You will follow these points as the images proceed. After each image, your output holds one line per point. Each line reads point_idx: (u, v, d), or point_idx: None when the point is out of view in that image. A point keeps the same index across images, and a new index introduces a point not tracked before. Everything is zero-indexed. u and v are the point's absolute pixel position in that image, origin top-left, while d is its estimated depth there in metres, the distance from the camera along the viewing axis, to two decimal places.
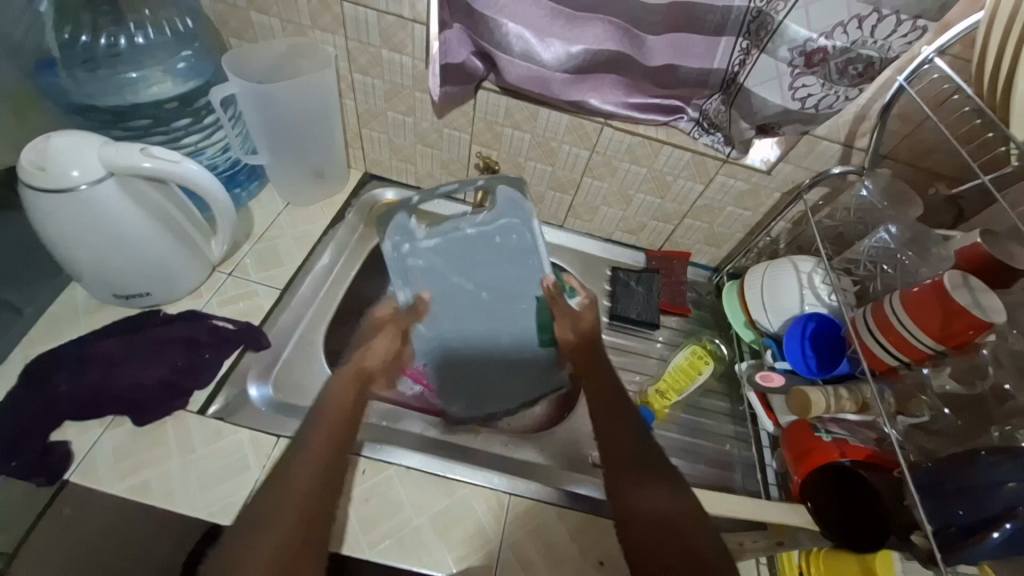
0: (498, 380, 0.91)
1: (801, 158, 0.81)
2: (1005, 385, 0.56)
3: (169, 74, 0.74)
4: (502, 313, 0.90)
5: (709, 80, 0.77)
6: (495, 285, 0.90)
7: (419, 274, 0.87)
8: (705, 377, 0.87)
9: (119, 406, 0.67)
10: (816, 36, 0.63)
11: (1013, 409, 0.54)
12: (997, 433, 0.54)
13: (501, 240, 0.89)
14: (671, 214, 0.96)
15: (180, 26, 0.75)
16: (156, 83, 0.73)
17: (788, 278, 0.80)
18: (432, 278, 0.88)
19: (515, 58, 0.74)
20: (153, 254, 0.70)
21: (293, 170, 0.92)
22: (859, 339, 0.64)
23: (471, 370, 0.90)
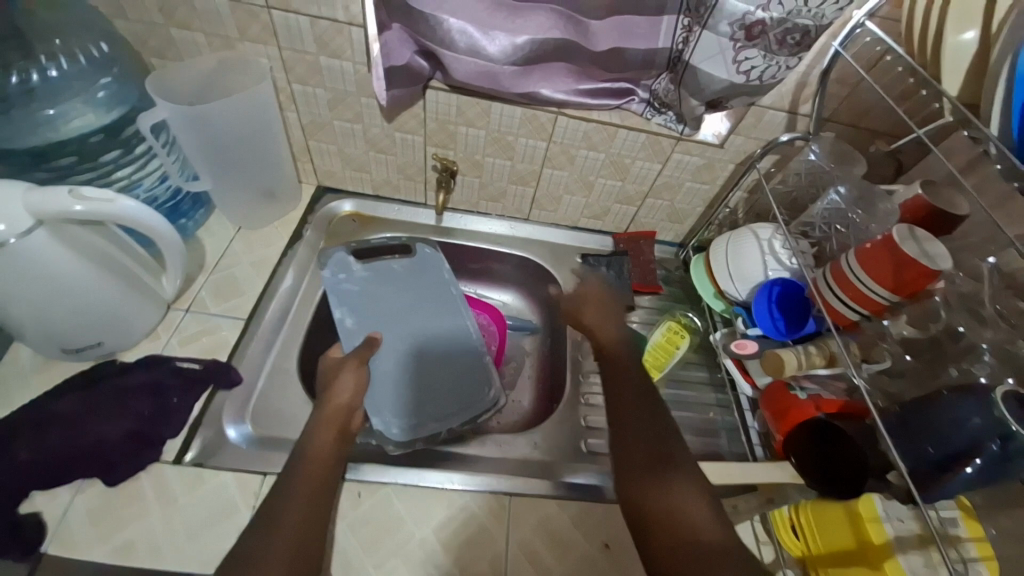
0: (446, 394, 0.86)
1: (750, 129, 0.84)
2: (959, 326, 0.59)
3: (90, 105, 0.68)
4: (434, 326, 0.91)
5: (656, 59, 0.77)
6: (424, 299, 0.92)
7: (353, 294, 0.89)
8: (683, 351, 0.89)
9: (84, 469, 0.62)
10: (752, 10, 0.64)
11: (967, 346, 0.58)
12: (954, 370, 0.57)
13: (424, 265, 0.96)
14: (633, 196, 0.97)
15: (93, 52, 0.70)
16: (76, 116, 0.67)
17: (749, 248, 0.82)
18: (367, 299, 0.90)
19: (460, 54, 0.72)
20: (101, 301, 0.65)
21: (242, 192, 0.87)
22: (821, 297, 0.66)
23: (418, 389, 0.85)
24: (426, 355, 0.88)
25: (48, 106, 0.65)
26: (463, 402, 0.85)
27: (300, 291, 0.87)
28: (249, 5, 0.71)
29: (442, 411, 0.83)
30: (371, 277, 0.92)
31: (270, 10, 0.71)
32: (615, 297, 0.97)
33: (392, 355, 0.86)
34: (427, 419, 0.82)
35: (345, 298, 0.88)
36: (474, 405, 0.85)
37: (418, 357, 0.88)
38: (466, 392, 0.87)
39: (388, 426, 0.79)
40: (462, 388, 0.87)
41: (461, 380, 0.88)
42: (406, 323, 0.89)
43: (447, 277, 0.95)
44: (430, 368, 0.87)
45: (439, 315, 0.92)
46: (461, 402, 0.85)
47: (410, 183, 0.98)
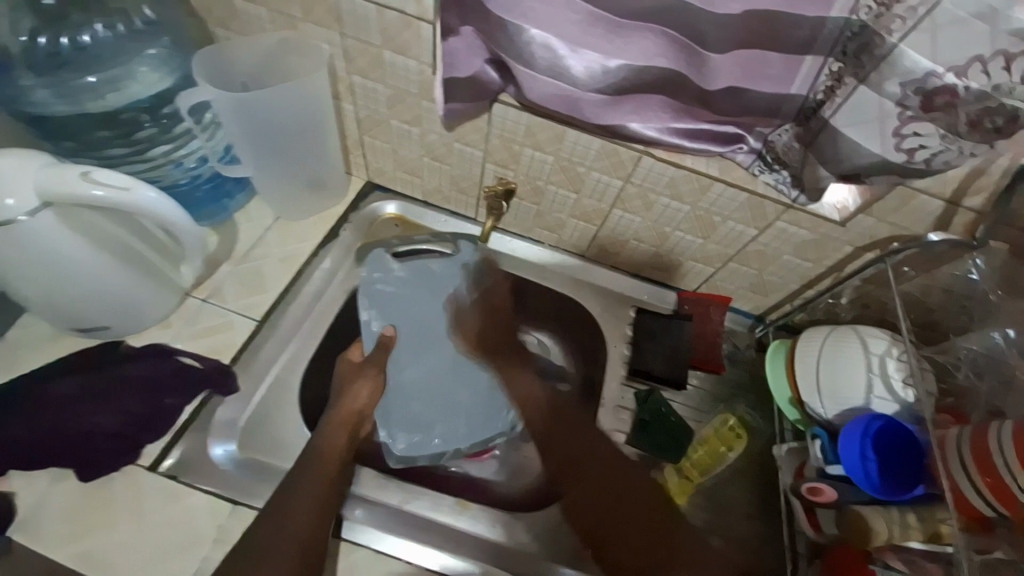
0: (463, 416, 0.80)
1: (887, 212, 0.65)
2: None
3: (138, 78, 0.65)
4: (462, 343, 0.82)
5: (782, 108, 0.61)
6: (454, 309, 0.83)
7: (388, 300, 0.81)
8: (734, 454, 0.79)
9: (68, 458, 0.62)
10: (942, 71, 0.49)
11: None
12: None
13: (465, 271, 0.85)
14: (714, 257, 0.81)
15: (139, 18, 0.65)
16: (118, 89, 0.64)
17: (853, 357, 0.66)
18: (401, 304, 0.82)
19: (539, 73, 0.59)
20: (111, 288, 0.63)
21: (284, 181, 0.81)
22: (947, 474, 0.52)
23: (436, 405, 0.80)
24: (449, 371, 0.81)
25: (91, 74, 0.63)
26: (473, 428, 0.79)
27: (324, 296, 0.80)
28: None
29: (451, 433, 0.78)
30: (407, 278, 0.83)
31: None
32: (665, 369, 0.83)
33: (415, 365, 0.80)
34: (431, 438, 0.78)
35: (376, 299, 0.81)
36: (487, 433, 0.79)
37: (440, 373, 0.81)
38: (481, 413, 0.80)
39: (394, 441, 0.76)
40: (478, 408, 0.80)
41: (476, 406, 0.80)
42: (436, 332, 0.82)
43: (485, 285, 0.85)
44: (448, 389, 0.80)
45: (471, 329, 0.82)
46: (472, 424, 0.79)
47: (461, 197, 0.88)
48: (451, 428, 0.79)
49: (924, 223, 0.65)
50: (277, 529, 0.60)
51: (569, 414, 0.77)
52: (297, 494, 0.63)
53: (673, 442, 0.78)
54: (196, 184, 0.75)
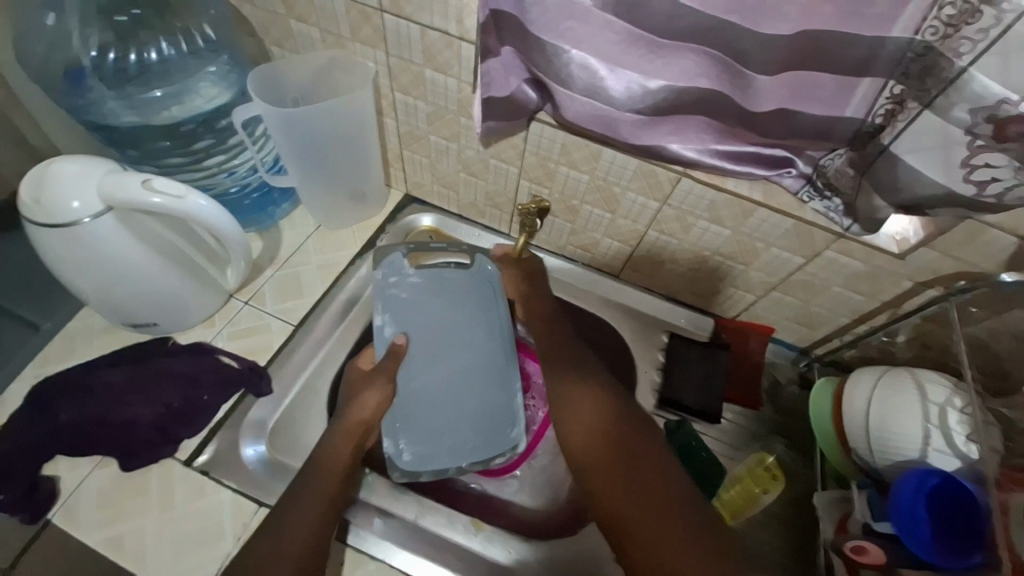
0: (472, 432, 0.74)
1: (952, 246, 0.60)
2: None
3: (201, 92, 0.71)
4: (477, 354, 0.78)
5: (836, 130, 0.57)
6: (469, 318, 0.79)
7: (400, 307, 0.77)
8: (769, 497, 0.73)
9: (110, 446, 0.66)
10: (1017, 98, 0.45)
11: None
12: None
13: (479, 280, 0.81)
14: (755, 284, 0.77)
15: (200, 37, 0.71)
16: (177, 102, 0.69)
17: (907, 404, 0.60)
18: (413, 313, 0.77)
19: (575, 93, 0.59)
20: (161, 287, 0.67)
21: (328, 192, 0.84)
22: (1009, 547, 0.46)
23: (444, 418, 0.73)
24: (459, 382, 0.76)
25: (157, 87, 0.69)
26: (481, 443, 0.74)
27: (356, 304, 0.82)
28: (363, 5, 0.65)
29: (457, 447, 0.73)
30: (421, 285, 0.80)
31: (382, 13, 0.64)
32: (699, 401, 0.80)
33: (427, 373, 0.75)
34: (437, 451, 0.72)
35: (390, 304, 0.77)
36: (493, 448, 0.74)
37: (448, 384, 0.75)
38: (489, 428, 0.74)
39: (400, 453, 0.70)
40: (486, 423, 0.75)
41: (485, 421, 0.75)
42: (450, 340, 0.77)
43: (498, 296, 0.81)
44: (459, 399, 0.75)
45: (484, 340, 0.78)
46: (479, 440, 0.73)
47: (495, 212, 0.88)
48: (457, 443, 0.73)
49: (996, 260, 0.59)
50: (277, 538, 0.56)
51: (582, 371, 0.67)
52: (300, 502, 0.60)
53: (703, 480, 0.73)
54: (245, 192, 0.80)
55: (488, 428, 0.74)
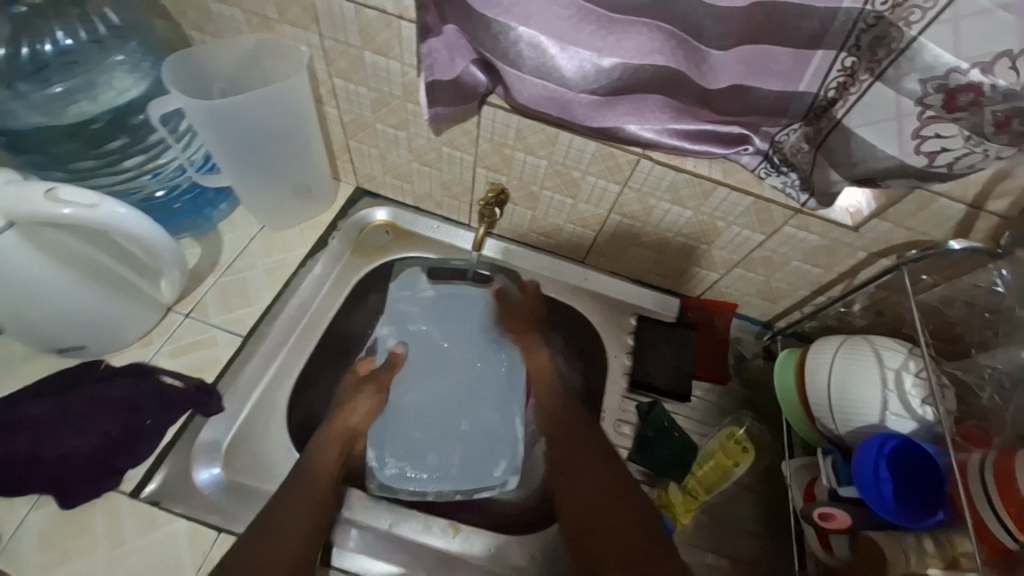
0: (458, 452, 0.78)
1: (904, 215, 0.61)
2: None
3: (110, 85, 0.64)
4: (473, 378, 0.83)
5: (790, 106, 0.56)
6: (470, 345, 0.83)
7: (409, 323, 0.83)
8: (740, 470, 0.74)
9: (45, 483, 0.60)
10: (966, 67, 0.44)
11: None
12: None
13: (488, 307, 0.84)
14: (718, 262, 0.77)
15: (101, 24, 0.62)
16: (85, 97, 0.62)
17: (865, 371, 0.62)
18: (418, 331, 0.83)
19: (526, 75, 0.56)
20: (84, 305, 0.61)
21: (270, 190, 0.78)
22: (968, 503, 0.48)
23: (434, 436, 0.78)
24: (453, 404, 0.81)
25: (57, 83, 0.61)
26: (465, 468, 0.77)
27: (311, 307, 0.78)
28: None
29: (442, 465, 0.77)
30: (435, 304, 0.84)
31: None
32: (668, 381, 0.80)
33: (421, 393, 0.80)
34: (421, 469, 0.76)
35: (398, 318, 0.83)
36: (479, 467, 0.77)
37: (442, 403, 0.81)
38: (475, 453, 0.78)
39: (384, 465, 0.75)
40: (473, 447, 0.78)
41: (473, 445, 0.78)
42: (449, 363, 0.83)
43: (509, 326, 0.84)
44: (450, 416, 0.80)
45: (481, 367, 0.83)
46: (465, 463, 0.77)
47: (453, 202, 0.84)
48: (441, 462, 0.77)
49: (944, 228, 0.61)
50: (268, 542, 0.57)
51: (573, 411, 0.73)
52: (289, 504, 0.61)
53: (675, 458, 0.74)
54: (173, 195, 0.74)
55: (474, 451, 0.78)
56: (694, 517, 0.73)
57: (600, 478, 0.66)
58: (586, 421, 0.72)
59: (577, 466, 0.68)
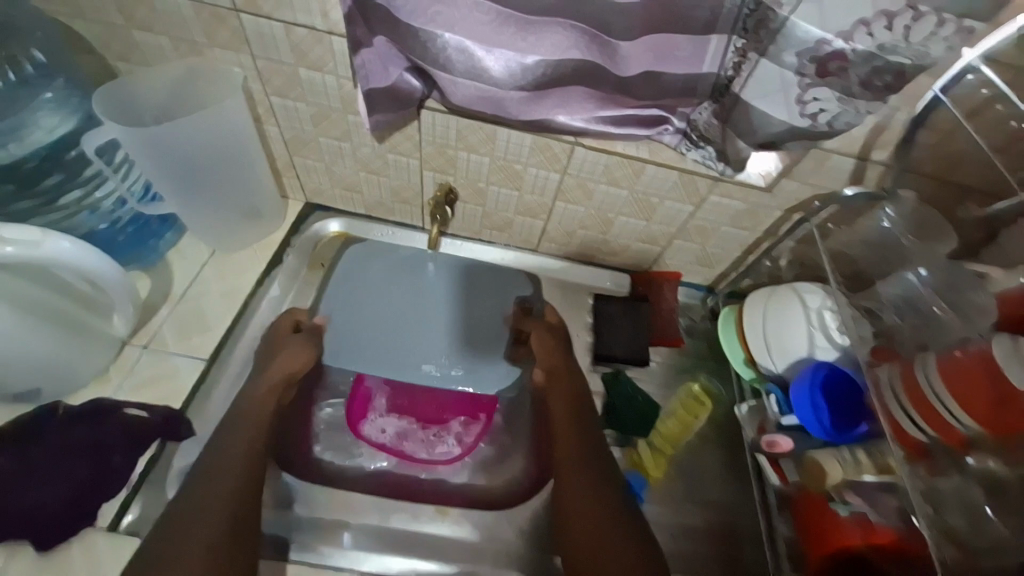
0: (375, 339, 0.79)
1: (807, 174, 0.69)
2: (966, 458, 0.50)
3: (55, 115, 0.64)
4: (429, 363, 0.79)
5: (698, 87, 0.62)
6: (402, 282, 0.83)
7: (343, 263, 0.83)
8: (701, 421, 0.80)
9: (20, 532, 0.60)
10: (831, 38, 0.50)
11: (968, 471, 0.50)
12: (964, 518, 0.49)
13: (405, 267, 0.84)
14: (658, 236, 0.84)
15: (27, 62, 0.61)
16: (42, 127, 0.64)
17: (792, 314, 0.69)
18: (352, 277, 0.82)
19: (458, 77, 0.60)
20: (30, 354, 0.61)
21: (218, 213, 0.78)
22: (885, 411, 0.55)
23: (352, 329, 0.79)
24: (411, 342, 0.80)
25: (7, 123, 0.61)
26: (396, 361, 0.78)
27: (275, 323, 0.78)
28: (217, 7, 0.60)
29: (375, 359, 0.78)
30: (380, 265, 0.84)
31: (239, 14, 0.61)
32: (628, 350, 0.85)
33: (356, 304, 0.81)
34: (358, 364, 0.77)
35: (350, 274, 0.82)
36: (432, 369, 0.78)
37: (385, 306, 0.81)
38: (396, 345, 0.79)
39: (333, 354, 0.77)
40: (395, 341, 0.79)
41: (392, 346, 0.79)
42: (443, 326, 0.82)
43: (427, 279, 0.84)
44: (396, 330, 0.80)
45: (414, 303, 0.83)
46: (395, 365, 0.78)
47: (405, 207, 0.87)
48: (368, 347, 0.79)
49: (841, 180, 0.69)
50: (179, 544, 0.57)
51: (562, 376, 0.81)
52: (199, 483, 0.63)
53: (642, 421, 0.80)
54: (116, 228, 0.74)
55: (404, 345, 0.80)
56: (666, 471, 0.78)
57: (585, 435, 0.75)
58: (576, 422, 0.76)
59: (574, 436, 0.75)
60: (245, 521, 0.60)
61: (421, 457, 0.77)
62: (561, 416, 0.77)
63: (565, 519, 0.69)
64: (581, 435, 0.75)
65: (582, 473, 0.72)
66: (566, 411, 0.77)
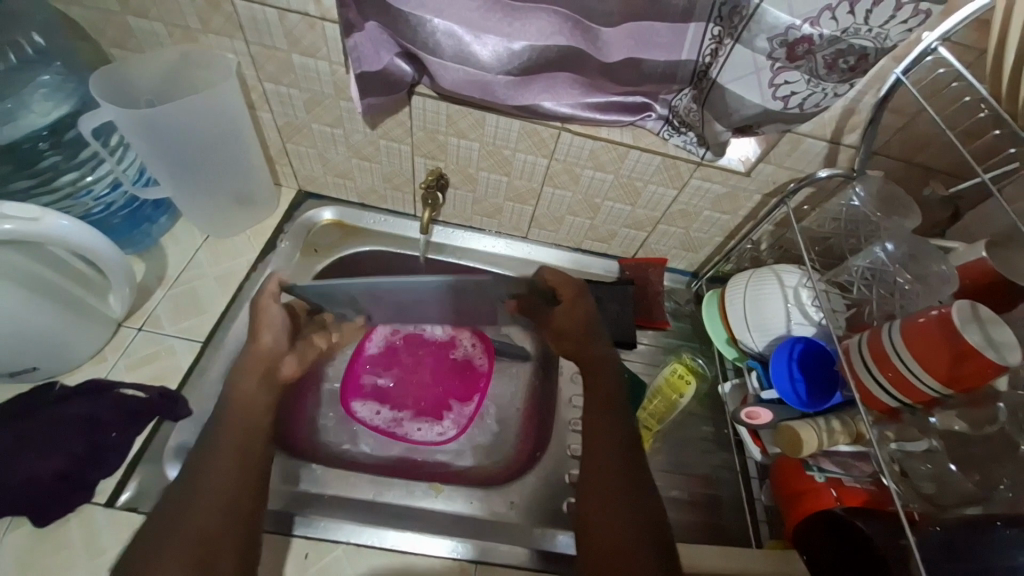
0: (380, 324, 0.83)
1: (783, 157, 0.72)
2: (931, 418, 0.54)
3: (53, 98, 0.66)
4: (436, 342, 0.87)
5: (678, 72, 0.65)
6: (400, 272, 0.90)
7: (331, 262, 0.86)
8: (685, 399, 0.80)
9: (16, 507, 0.59)
10: (799, 23, 0.53)
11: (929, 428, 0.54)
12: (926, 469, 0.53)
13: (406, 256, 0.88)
14: (643, 221, 0.86)
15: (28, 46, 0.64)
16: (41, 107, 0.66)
17: (771, 293, 0.72)
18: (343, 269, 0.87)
19: (447, 61, 0.62)
20: (31, 329, 0.62)
21: (212, 198, 0.79)
22: (853, 373, 0.57)
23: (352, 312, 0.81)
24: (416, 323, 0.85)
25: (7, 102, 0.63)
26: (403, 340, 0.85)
27: None
28: None
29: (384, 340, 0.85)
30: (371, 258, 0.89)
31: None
32: (615, 332, 0.87)
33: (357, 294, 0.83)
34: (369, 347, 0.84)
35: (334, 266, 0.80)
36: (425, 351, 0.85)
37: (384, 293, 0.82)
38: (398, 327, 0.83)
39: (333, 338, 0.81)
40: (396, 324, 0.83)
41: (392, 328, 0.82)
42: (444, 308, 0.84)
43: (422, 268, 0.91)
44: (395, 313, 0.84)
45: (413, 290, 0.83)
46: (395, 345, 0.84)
47: (397, 194, 0.89)
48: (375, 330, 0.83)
49: (815, 164, 0.72)
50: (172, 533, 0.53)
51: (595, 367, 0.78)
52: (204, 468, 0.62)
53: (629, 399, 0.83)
54: (111, 211, 0.75)
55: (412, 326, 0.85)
56: (653, 447, 0.80)
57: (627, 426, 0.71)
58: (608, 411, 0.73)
59: (608, 429, 0.70)
60: (248, 501, 0.58)
61: (414, 437, 0.81)
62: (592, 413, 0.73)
63: (589, 519, 0.64)
64: (616, 423, 0.71)
65: (610, 463, 0.67)
66: (598, 401, 0.74)
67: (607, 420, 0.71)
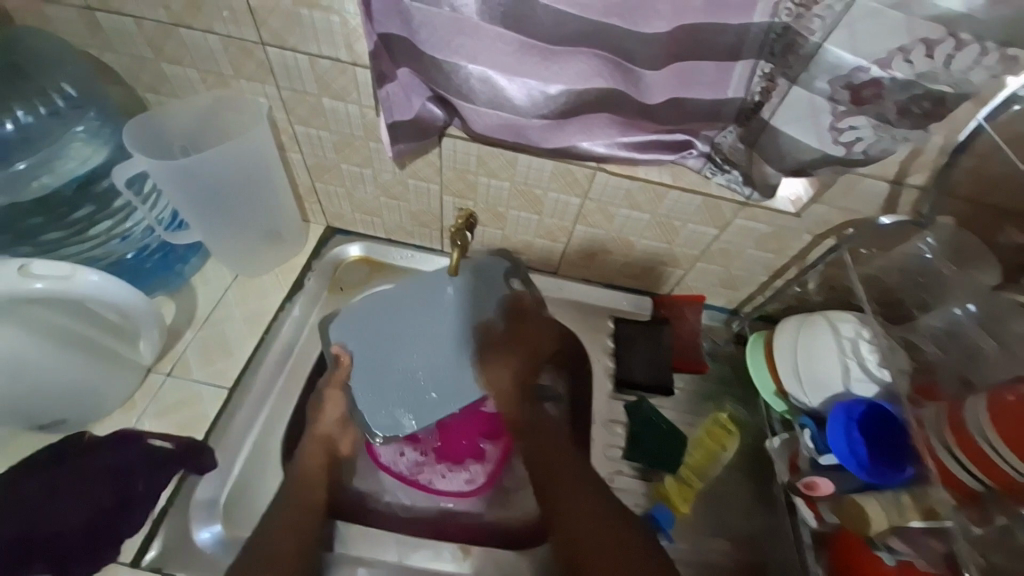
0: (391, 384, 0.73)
1: (838, 198, 0.67)
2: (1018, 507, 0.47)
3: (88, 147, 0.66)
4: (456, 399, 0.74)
5: (722, 112, 0.60)
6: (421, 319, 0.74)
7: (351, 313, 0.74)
8: (728, 453, 0.78)
9: (47, 560, 0.62)
10: (866, 65, 0.49)
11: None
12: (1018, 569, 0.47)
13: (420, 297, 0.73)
14: (681, 258, 0.82)
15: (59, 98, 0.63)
16: (77, 157, 0.66)
17: (826, 346, 0.66)
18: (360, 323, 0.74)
19: (480, 107, 0.60)
20: (61, 379, 0.62)
21: (241, 238, 0.79)
22: (929, 451, 0.52)
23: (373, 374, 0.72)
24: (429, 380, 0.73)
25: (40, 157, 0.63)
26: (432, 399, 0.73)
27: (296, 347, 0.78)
28: (243, 40, 0.61)
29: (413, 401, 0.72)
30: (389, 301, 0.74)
31: (265, 46, 0.62)
32: (649, 376, 0.83)
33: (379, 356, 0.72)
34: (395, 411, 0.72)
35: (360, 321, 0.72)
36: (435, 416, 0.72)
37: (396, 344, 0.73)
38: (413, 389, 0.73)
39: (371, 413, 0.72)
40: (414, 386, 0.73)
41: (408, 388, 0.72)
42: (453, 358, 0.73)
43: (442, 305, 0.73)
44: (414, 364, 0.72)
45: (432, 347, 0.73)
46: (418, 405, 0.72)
47: (424, 231, 0.87)
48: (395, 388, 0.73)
49: (874, 205, 0.67)
50: None
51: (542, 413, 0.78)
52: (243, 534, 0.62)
53: (667, 451, 0.77)
54: (144, 255, 0.76)
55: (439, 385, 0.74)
56: (692, 506, 0.75)
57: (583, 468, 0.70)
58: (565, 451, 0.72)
59: (567, 467, 0.70)
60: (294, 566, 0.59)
61: (438, 487, 0.76)
62: (544, 456, 0.72)
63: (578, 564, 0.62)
64: (574, 463, 0.71)
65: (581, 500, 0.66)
66: (547, 445, 0.74)
67: (565, 462, 0.71)
